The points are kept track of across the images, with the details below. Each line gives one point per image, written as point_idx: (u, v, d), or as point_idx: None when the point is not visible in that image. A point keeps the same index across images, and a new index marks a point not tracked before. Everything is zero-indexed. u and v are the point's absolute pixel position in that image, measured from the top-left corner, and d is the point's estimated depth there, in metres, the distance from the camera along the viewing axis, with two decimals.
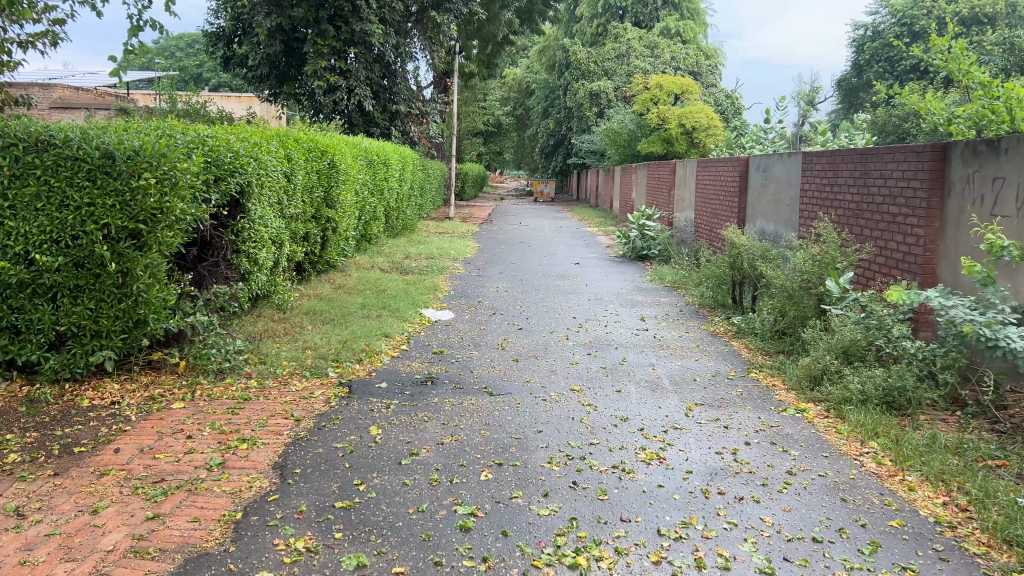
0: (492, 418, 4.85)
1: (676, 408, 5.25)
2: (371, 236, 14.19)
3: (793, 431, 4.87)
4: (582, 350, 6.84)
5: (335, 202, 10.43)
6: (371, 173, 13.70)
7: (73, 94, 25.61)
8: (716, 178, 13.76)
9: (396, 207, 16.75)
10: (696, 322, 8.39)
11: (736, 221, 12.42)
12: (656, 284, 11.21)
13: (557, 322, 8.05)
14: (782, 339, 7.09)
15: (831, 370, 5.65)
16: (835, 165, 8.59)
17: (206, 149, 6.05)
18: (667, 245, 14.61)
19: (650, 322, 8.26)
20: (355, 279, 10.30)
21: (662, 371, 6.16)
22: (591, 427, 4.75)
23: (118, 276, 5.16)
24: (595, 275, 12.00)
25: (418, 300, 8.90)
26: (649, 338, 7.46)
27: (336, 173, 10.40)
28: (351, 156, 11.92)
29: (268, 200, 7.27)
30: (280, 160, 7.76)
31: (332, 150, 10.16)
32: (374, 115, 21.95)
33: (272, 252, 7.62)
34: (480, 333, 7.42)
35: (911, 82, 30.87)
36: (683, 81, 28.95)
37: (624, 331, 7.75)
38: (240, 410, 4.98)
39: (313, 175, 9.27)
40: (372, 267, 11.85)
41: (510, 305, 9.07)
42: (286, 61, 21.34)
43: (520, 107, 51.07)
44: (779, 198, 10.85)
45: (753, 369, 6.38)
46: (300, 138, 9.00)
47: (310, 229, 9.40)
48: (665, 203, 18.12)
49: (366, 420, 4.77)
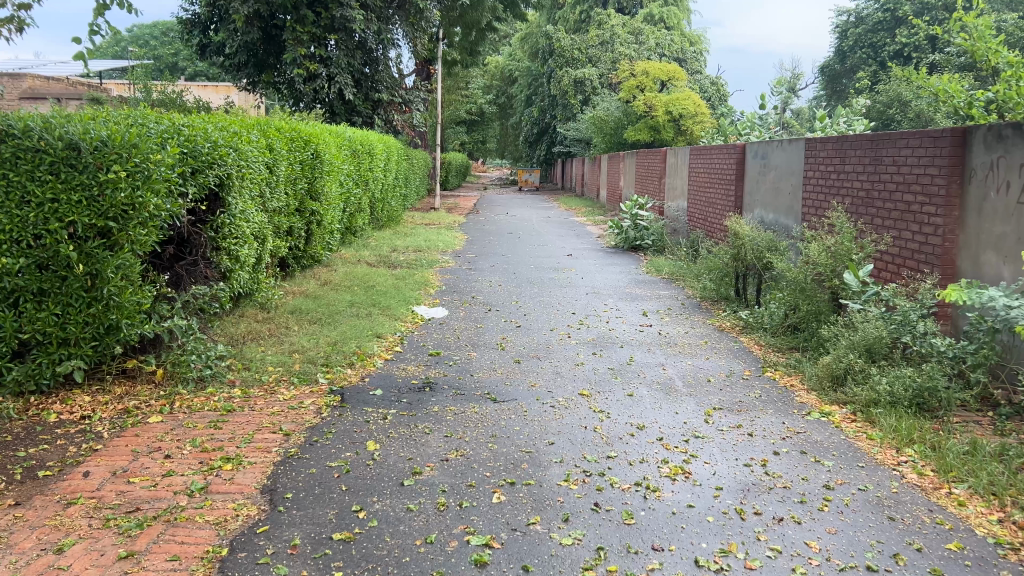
0: (499, 429, 4.48)
1: (693, 413, 4.89)
2: (356, 228, 13.73)
3: (822, 438, 4.54)
4: (585, 349, 6.48)
5: (319, 194, 9.99)
6: (355, 164, 13.25)
7: (44, 84, 24.86)
8: (711, 165, 13.42)
9: (381, 198, 16.29)
10: (700, 316, 8.06)
11: (733, 209, 12.10)
12: (652, 275, 10.87)
13: (557, 319, 7.68)
14: (794, 335, 6.76)
15: (854, 369, 5.32)
16: (843, 150, 8.25)
17: (181, 138, 5.60)
18: (660, 235, 14.27)
19: (653, 318, 7.91)
20: (342, 275, 9.88)
21: (672, 372, 5.81)
22: (606, 437, 4.39)
23: (87, 278, 4.73)
24: (589, 267, 11.64)
25: (409, 297, 8.50)
26: (654, 335, 7.12)
27: (321, 163, 9.96)
28: (336, 146, 11.47)
29: (248, 193, 6.83)
30: (261, 150, 7.32)
31: (315, 140, 9.71)
32: (356, 104, 21.42)
33: (254, 248, 7.18)
34: (477, 332, 7.03)
35: (895, 67, 30.70)
36: (670, 68, 28.53)
37: (627, 327, 7.39)
38: (223, 424, 4.57)
39: (297, 167, 8.84)
40: (358, 261, 11.43)
41: (505, 300, 8.69)
42: (264, 49, 20.75)
43: (503, 95, 50.55)
44: (779, 186, 10.51)
45: (768, 368, 6.05)
46: (283, 127, 8.55)
47: (294, 223, 8.96)
48: (656, 192, 17.77)
49: (361, 433, 4.38)
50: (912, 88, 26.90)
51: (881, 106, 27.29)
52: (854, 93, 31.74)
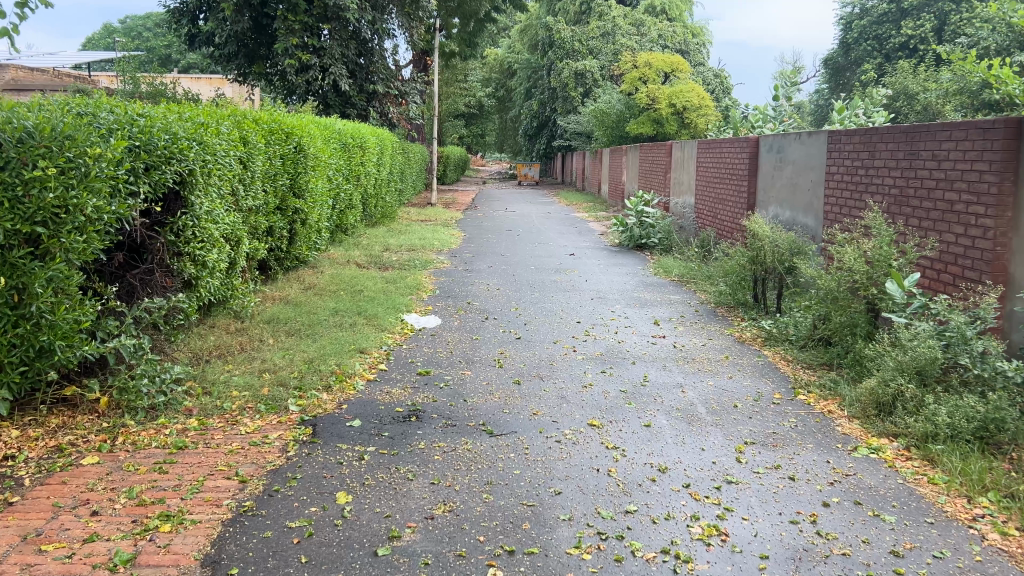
0: (495, 474, 3.78)
1: (722, 450, 4.20)
2: (347, 225, 13.02)
3: (877, 482, 3.84)
4: (593, 366, 5.78)
5: (303, 190, 9.28)
6: (345, 158, 12.53)
7: (28, 76, 24.07)
8: (720, 159, 12.73)
9: (374, 194, 15.57)
10: (717, 325, 7.38)
11: (745, 207, 11.41)
12: (661, 277, 10.17)
13: (561, 329, 6.98)
14: (825, 350, 6.07)
15: (904, 396, 4.62)
16: (873, 144, 7.56)
17: (130, 129, 4.89)
18: (667, 233, 13.56)
19: (666, 327, 7.22)
20: (328, 278, 9.19)
21: (693, 397, 5.11)
22: (623, 484, 3.70)
23: (11, 293, 3.98)
24: (593, 269, 10.93)
25: (398, 303, 7.79)
26: (668, 348, 6.42)
27: (305, 158, 9.24)
28: (323, 139, 10.74)
29: (216, 191, 6.11)
30: (233, 145, 6.62)
31: (298, 132, 8.98)
32: (350, 95, 20.66)
33: (224, 253, 6.47)
34: (472, 345, 6.33)
35: (902, 60, 29.98)
36: (674, 58, 27.73)
37: (638, 339, 6.69)
38: (170, 467, 3.86)
39: (276, 161, 8.11)
40: (347, 261, 10.74)
41: (503, 307, 7.99)
42: (255, 39, 20.11)
43: (502, 88, 49.73)
44: (797, 182, 9.82)
45: (800, 392, 5.36)
46: (261, 120, 7.82)
47: (274, 222, 8.25)
48: (660, 187, 17.09)
49: (331, 480, 3.68)
50: (919, 81, 26.22)
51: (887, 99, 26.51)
52: (859, 86, 31.00)
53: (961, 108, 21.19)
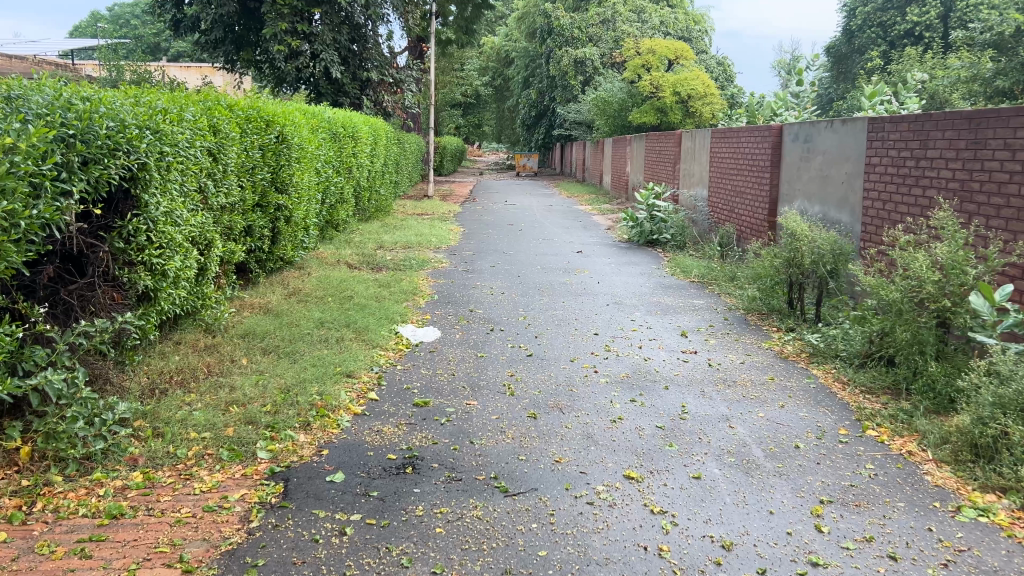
0: (515, 558, 2.93)
1: (796, 514, 3.36)
2: (337, 221, 12.16)
3: (1003, 564, 3.00)
4: (620, 392, 4.93)
5: (287, 185, 8.36)
6: (335, 149, 11.64)
7: (5, 63, 23.04)
8: (738, 150, 11.87)
9: (368, 187, 14.67)
10: (752, 337, 6.53)
11: (768, 201, 10.57)
12: (679, 278, 9.33)
13: (577, 343, 6.13)
14: (887, 371, 5.23)
15: (1008, 439, 3.76)
16: (925, 132, 6.69)
17: (62, 115, 4.02)
18: (682, 229, 12.68)
19: (696, 340, 6.37)
20: (315, 282, 8.34)
21: (745, 434, 4.27)
22: (681, 572, 2.86)
23: None
24: (604, 268, 10.08)
25: (392, 312, 6.94)
26: (703, 368, 5.57)
27: (290, 149, 8.33)
28: (309, 128, 9.83)
29: (177, 187, 5.22)
30: (201, 135, 5.73)
31: (281, 121, 8.04)
32: (342, 83, 19.68)
33: (189, 259, 5.59)
34: (476, 366, 5.47)
35: (908, 47, 29.08)
36: (677, 45, 26.84)
37: (667, 356, 5.84)
38: (95, 549, 3.00)
39: (255, 152, 7.21)
40: (337, 261, 9.88)
41: (510, 315, 7.14)
42: (243, 24, 19.29)
43: (499, 77, 48.65)
44: (827, 173, 8.97)
45: (869, 426, 4.51)
46: (237, 107, 6.91)
47: (252, 221, 7.36)
48: (670, 178, 16.21)
49: (302, 570, 2.84)
50: (927, 68, 25.36)
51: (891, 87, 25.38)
52: (865, 74, 30.08)
53: (974, 96, 20.34)
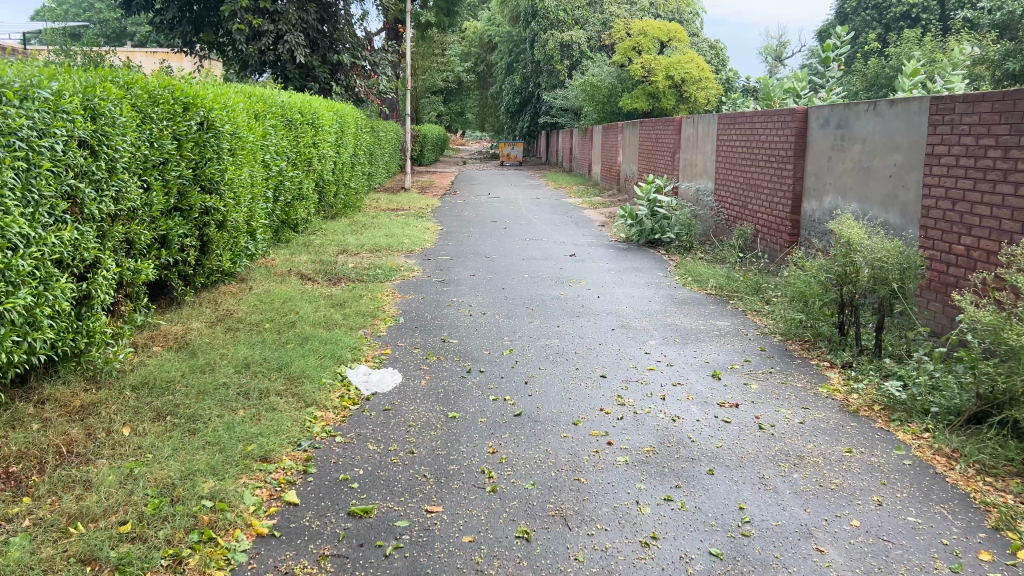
0: None
1: None
2: (295, 221, 10.63)
3: None
4: (649, 482, 3.49)
5: (218, 183, 6.80)
6: (290, 139, 10.07)
7: None
8: (752, 137, 10.41)
9: (334, 181, 13.08)
10: (803, 379, 5.09)
11: (790, 197, 9.18)
12: (694, 291, 7.85)
13: (580, 393, 4.67)
14: (1010, 442, 3.80)
15: None
16: (1017, 114, 5.26)
17: None
18: (688, 226, 11.17)
19: (732, 385, 4.94)
20: (254, 302, 6.82)
21: (846, 568, 2.84)
22: None
23: None
24: (604, 277, 8.63)
25: (340, 347, 5.43)
26: (752, 432, 4.14)
27: (220, 138, 6.71)
28: (252, 114, 8.24)
29: (18, 194, 3.74)
30: (68, 121, 4.23)
31: (207, 103, 6.46)
32: (310, 67, 17.97)
33: (59, 291, 4.09)
34: (446, 436, 3.98)
35: (905, 29, 27.72)
36: (670, 26, 25.18)
37: (702, 414, 4.39)
38: None
39: (167, 142, 5.66)
40: (288, 271, 8.37)
41: (493, 348, 5.65)
42: (202, 2, 17.63)
43: (482, 62, 46.88)
44: (870, 166, 7.57)
45: (1018, 543, 3.05)
46: (136, 85, 5.34)
47: (165, 229, 5.83)
48: (668, 168, 14.78)
49: None
50: (926, 50, 24.06)
51: (889, 71, 24.00)
52: (860, 57, 28.71)
53: (980, 79, 19.02)
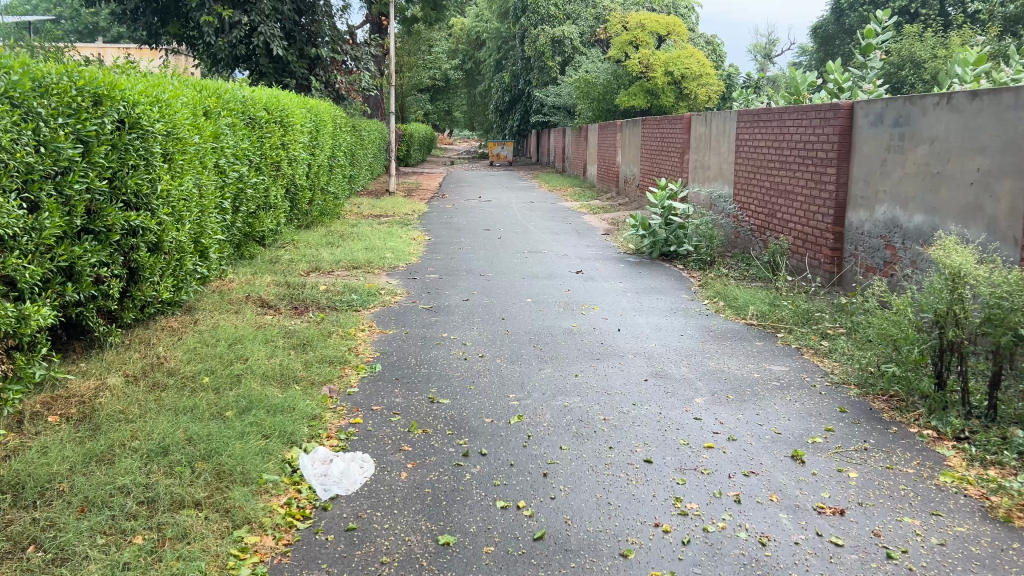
0: None
1: None
2: (260, 232, 9.25)
3: None
4: None
5: (149, 197, 5.43)
6: (252, 140, 8.69)
7: None
8: (780, 137, 9.12)
9: (309, 185, 11.70)
10: (914, 463, 3.80)
11: (832, 206, 7.91)
12: (732, 321, 6.55)
13: (623, 493, 3.37)
14: None
15: None
16: None
17: None
18: (709, 237, 9.82)
19: (823, 473, 3.65)
20: (194, 344, 5.43)
21: None
22: None
23: None
24: (620, 301, 7.32)
25: (293, 419, 4.08)
26: (879, 565, 2.86)
27: (148, 140, 5.36)
28: (199, 109, 6.86)
29: None
30: None
31: (129, 95, 5.12)
32: (287, 61, 16.53)
33: None
34: None
35: (906, 25, 26.54)
36: (668, 19, 23.82)
37: (799, 530, 3.10)
38: None
39: (65, 145, 4.32)
40: (245, 297, 7.00)
41: (497, 413, 4.33)
42: None
43: (469, 60, 45.46)
44: (940, 170, 6.31)
45: None
46: (13, 70, 4.05)
47: (67, 258, 4.46)
48: (676, 169, 13.52)
49: None
50: (932, 44, 22.85)
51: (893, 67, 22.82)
52: None
53: None
